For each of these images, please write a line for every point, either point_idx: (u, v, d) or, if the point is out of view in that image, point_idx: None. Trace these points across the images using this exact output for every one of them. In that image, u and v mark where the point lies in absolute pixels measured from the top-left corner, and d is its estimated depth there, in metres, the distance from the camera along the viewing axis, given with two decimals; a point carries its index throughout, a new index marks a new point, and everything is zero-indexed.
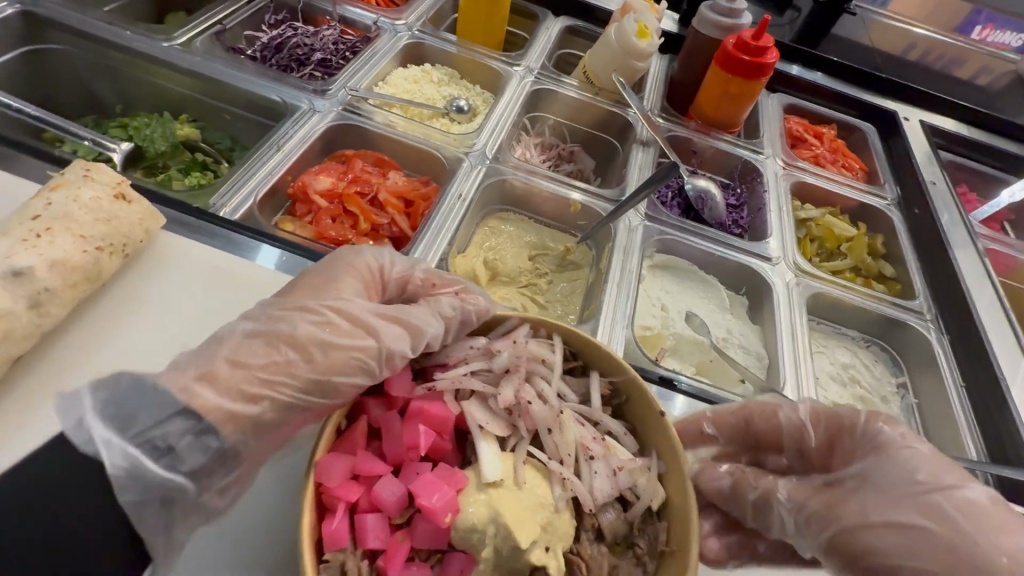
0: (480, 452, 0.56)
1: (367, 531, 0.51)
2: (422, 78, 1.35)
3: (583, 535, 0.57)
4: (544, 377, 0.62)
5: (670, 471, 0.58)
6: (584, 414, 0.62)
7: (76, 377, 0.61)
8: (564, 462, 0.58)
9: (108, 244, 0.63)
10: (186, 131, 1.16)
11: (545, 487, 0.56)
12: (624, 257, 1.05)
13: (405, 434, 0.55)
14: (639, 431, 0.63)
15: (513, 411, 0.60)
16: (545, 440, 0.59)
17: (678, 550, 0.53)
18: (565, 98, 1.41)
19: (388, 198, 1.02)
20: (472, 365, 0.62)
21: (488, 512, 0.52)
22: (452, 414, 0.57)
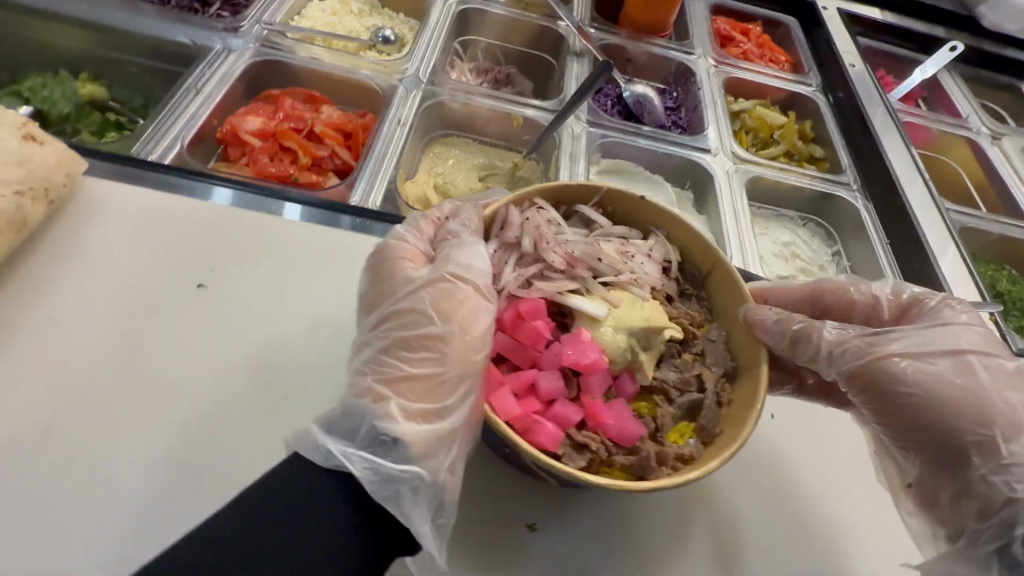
0: (579, 307, 0.63)
1: (566, 414, 0.57)
2: (341, 9, 1.28)
3: (666, 305, 0.68)
4: (556, 228, 0.68)
5: (670, 227, 0.70)
6: (596, 233, 0.70)
7: (26, 329, 0.59)
8: (623, 273, 0.67)
9: (27, 188, 0.60)
10: (91, 90, 1.08)
11: (630, 296, 0.66)
12: (571, 164, 1.07)
13: (523, 338, 0.60)
14: (632, 221, 0.73)
15: (567, 264, 0.66)
16: (601, 267, 0.67)
17: (715, 264, 0.67)
18: (495, 18, 1.37)
19: (324, 129, 0.99)
20: (507, 262, 0.65)
21: (624, 336, 0.62)
22: (540, 299, 0.62)
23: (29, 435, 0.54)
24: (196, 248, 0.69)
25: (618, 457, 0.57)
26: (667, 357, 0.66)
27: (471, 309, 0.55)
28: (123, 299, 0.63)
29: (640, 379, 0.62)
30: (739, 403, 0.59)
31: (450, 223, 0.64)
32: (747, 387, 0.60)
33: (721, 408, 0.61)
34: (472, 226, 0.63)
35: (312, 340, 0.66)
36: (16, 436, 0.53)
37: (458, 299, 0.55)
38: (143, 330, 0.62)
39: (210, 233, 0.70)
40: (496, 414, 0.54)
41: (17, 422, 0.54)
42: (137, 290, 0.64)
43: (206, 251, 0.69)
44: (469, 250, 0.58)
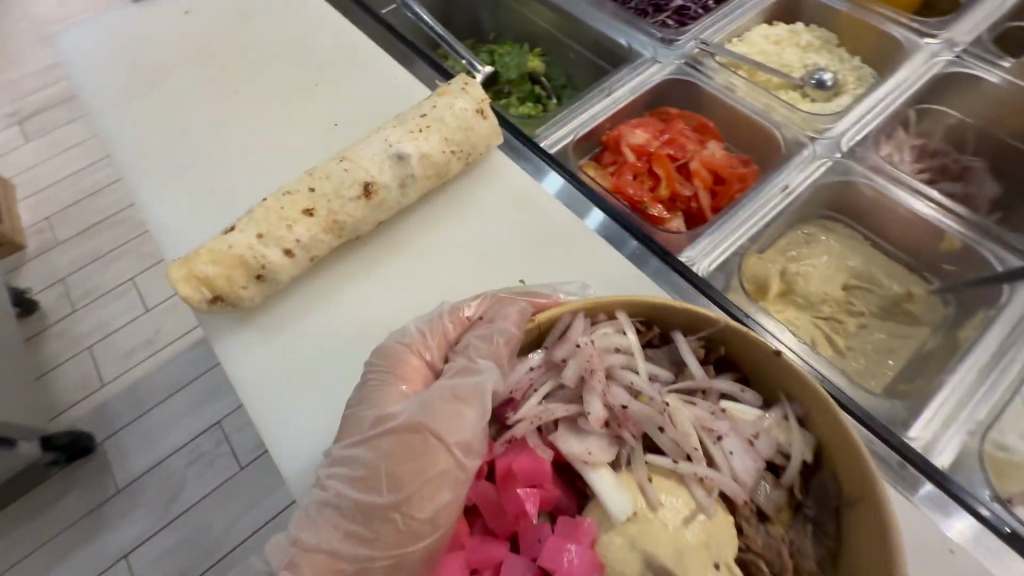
0: (597, 492, 0.48)
1: None
2: (785, 39, 1.14)
3: (752, 527, 0.50)
4: (619, 362, 0.53)
5: (816, 415, 0.50)
6: (689, 383, 0.54)
7: (410, 250, 0.73)
8: (696, 457, 0.49)
9: (459, 150, 0.73)
10: (535, 64, 1.26)
11: (685, 496, 0.48)
12: (1010, 334, 0.72)
13: (507, 502, 0.49)
14: (756, 378, 0.55)
15: (612, 419, 0.51)
16: (660, 439, 0.50)
17: (862, 499, 0.46)
18: (992, 93, 1.00)
19: (699, 168, 0.93)
20: (540, 390, 0.54)
21: (639, 563, 0.46)
22: (545, 457, 0.49)
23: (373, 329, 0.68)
24: (538, 245, 0.74)
25: None
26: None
27: (436, 474, 0.49)
28: (473, 261, 0.73)
29: None
30: None
31: (474, 332, 0.58)
32: None
33: None
34: (495, 341, 0.56)
35: None
36: (365, 328, 0.68)
37: (429, 456, 0.49)
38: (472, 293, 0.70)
39: (555, 235, 0.75)
40: None
41: (372, 317, 0.68)
42: (485, 260, 0.73)
43: (545, 251, 0.74)
44: (475, 378, 0.53)
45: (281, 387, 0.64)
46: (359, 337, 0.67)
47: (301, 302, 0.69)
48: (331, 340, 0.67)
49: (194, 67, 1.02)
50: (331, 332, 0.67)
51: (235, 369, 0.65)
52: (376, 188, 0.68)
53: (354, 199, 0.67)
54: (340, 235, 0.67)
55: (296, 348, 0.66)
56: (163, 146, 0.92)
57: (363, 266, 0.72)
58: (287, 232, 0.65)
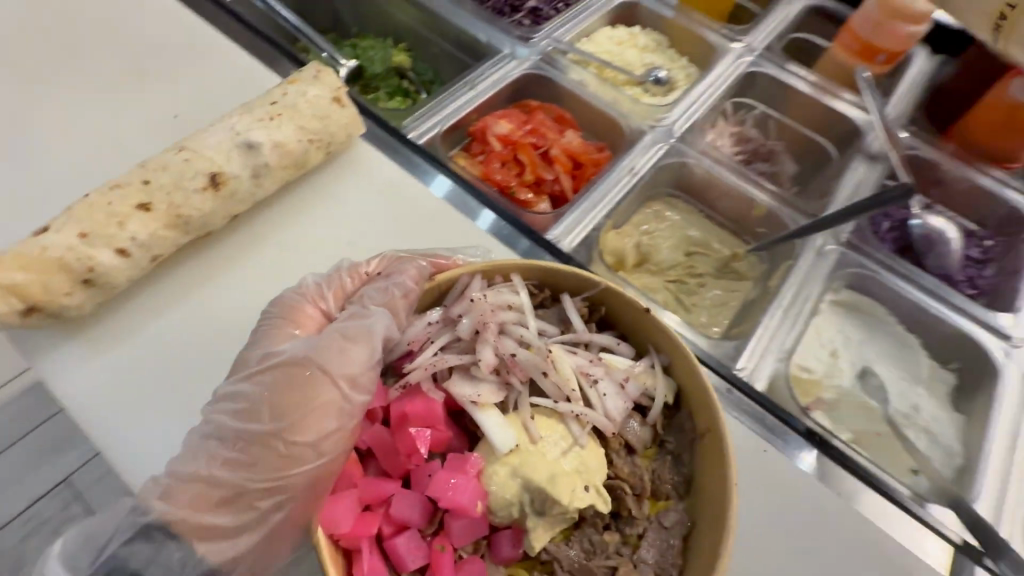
0: (484, 427, 0.54)
1: (402, 551, 0.51)
2: (627, 41, 1.28)
3: (623, 462, 0.58)
4: (512, 318, 0.59)
5: (675, 364, 0.59)
6: (574, 338, 0.61)
7: (270, 245, 0.70)
8: (575, 400, 0.57)
9: (317, 138, 0.71)
10: (400, 58, 1.26)
11: (560, 431, 0.56)
12: (801, 282, 0.90)
13: (400, 442, 0.54)
14: (636, 335, 0.62)
15: (501, 367, 0.58)
16: (543, 384, 0.58)
17: (710, 434, 0.55)
18: (784, 89, 1.22)
19: (559, 154, 1.00)
20: (437, 341, 0.59)
21: (518, 488, 0.53)
22: (438, 400, 0.55)
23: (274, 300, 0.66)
24: (408, 231, 0.74)
25: None
26: (585, 524, 0.55)
27: (326, 403, 0.53)
28: (340, 251, 0.71)
29: (524, 549, 0.54)
30: None
31: (371, 284, 0.63)
32: None
33: None
34: (392, 292, 0.61)
35: None
36: (223, 327, 0.63)
37: (314, 387, 0.54)
38: None
39: (424, 222, 0.76)
40: (323, 526, 0.49)
41: (230, 316, 0.64)
42: (352, 249, 0.72)
43: (416, 236, 0.74)
44: (368, 324, 0.58)
45: (125, 404, 0.57)
46: (217, 338, 0.62)
47: (145, 308, 0.63)
48: (182, 345, 0.61)
49: None
50: (180, 337, 0.62)
51: (68, 391, 0.58)
52: (224, 179, 0.64)
53: (198, 190, 0.62)
54: (186, 231, 0.62)
55: (141, 360, 0.60)
56: None
57: (216, 264, 0.67)
58: (119, 230, 0.59)
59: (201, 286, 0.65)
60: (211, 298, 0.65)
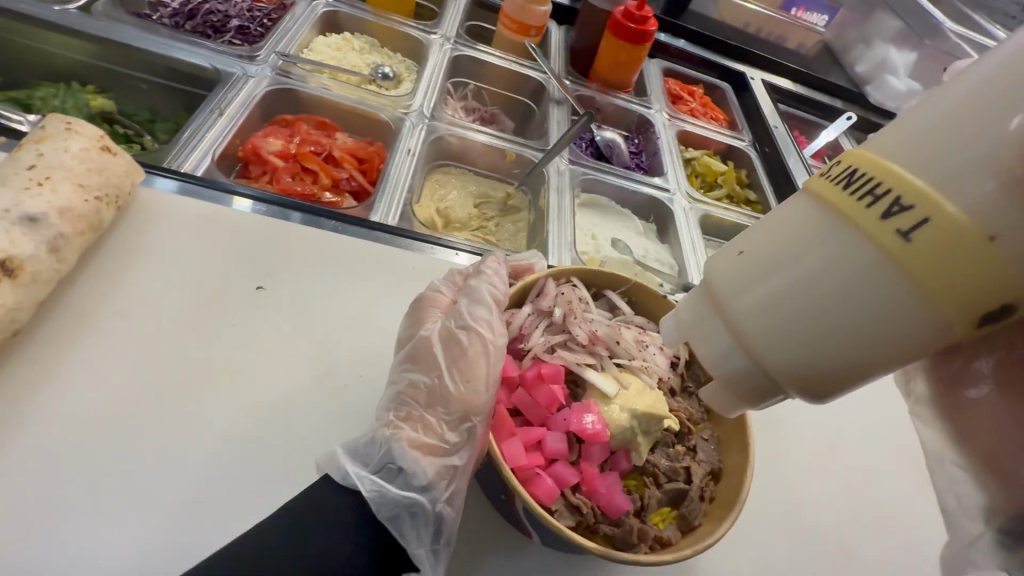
0: (593, 380, 0.59)
1: (564, 475, 0.53)
2: (344, 46, 1.39)
3: (667, 396, 0.66)
4: (584, 306, 0.66)
5: None
6: (621, 319, 0.69)
7: (102, 320, 0.62)
8: (639, 360, 0.64)
9: (103, 194, 0.64)
10: (101, 102, 1.11)
11: (641, 382, 0.62)
12: (558, 196, 1.23)
13: (538, 396, 0.56)
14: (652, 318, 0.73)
15: (592, 343, 0.63)
16: (619, 350, 0.64)
17: None
18: (483, 63, 1.53)
19: (342, 154, 1.08)
20: (538, 326, 0.63)
21: (628, 415, 0.57)
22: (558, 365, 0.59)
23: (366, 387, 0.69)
24: (252, 253, 0.74)
25: (602, 526, 0.52)
26: (659, 443, 0.61)
27: (476, 349, 0.54)
28: (189, 295, 0.67)
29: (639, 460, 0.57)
30: (724, 501, 0.57)
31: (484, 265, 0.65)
32: (733, 485, 0.58)
33: (704, 504, 0.58)
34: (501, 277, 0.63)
35: (362, 335, 0.72)
36: (102, 413, 0.56)
37: (460, 341, 0.54)
38: (211, 324, 0.66)
39: (263, 241, 0.76)
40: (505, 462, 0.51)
41: (102, 401, 0.57)
42: (203, 290, 0.69)
43: (263, 256, 0.74)
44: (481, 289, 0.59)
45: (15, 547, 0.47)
46: (101, 426, 0.56)
47: None
48: (58, 452, 0.53)
49: None
50: (49, 448, 0.53)
51: None
52: (18, 263, 0.54)
53: None
54: None
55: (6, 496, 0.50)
56: None
57: (47, 363, 0.58)
58: None
59: (43, 390, 0.56)
60: (64, 397, 0.56)
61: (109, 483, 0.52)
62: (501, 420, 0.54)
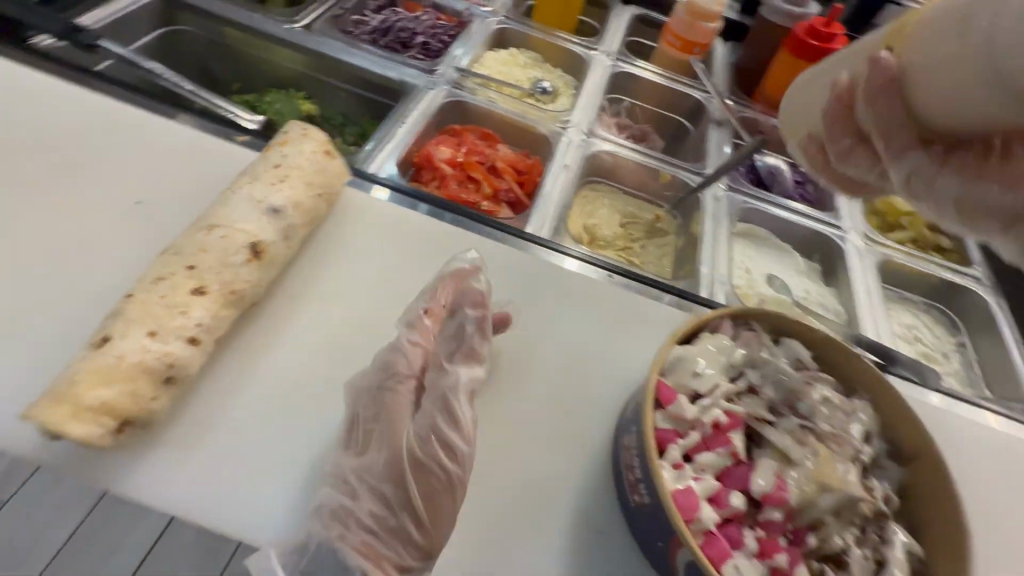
0: (776, 441, 0.54)
1: (738, 538, 0.49)
2: (511, 61, 1.46)
3: (861, 472, 0.57)
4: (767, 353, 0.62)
5: (883, 400, 0.61)
6: (808, 374, 0.62)
7: (311, 301, 0.71)
8: (830, 425, 0.57)
9: (326, 193, 0.73)
10: (309, 107, 1.27)
11: (830, 453, 0.55)
12: (714, 223, 1.16)
13: (716, 446, 0.53)
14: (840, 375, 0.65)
15: (777, 399, 0.58)
16: (803, 409, 0.57)
17: (925, 456, 0.57)
18: (641, 81, 1.50)
19: (505, 165, 1.13)
20: (715, 366, 0.59)
21: (814, 488, 0.51)
22: (739, 418, 0.55)
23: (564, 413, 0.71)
24: (431, 255, 0.80)
25: None
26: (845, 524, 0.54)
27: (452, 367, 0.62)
28: (378, 288, 0.75)
29: (821, 541, 0.51)
30: None
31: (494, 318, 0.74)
32: None
33: None
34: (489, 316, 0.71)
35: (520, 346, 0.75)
36: (309, 385, 0.64)
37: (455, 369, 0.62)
38: (396, 318, 0.73)
39: (439, 244, 0.81)
40: (680, 509, 0.49)
41: (307, 373, 0.65)
42: (389, 284, 0.75)
43: (439, 258, 0.80)
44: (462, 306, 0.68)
45: (245, 490, 0.57)
46: (308, 397, 0.63)
47: (216, 395, 0.61)
48: (274, 415, 0.61)
49: None
50: (268, 410, 0.61)
51: (170, 499, 0.55)
52: (264, 247, 0.64)
53: (244, 263, 0.62)
54: (241, 306, 0.61)
55: (237, 445, 0.59)
56: None
57: (267, 334, 0.67)
58: (184, 318, 0.56)
59: (264, 357, 0.65)
60: (277, 366, 0.65)
61: (312, 450, 0.60)
62: (670, 461, 0.52)
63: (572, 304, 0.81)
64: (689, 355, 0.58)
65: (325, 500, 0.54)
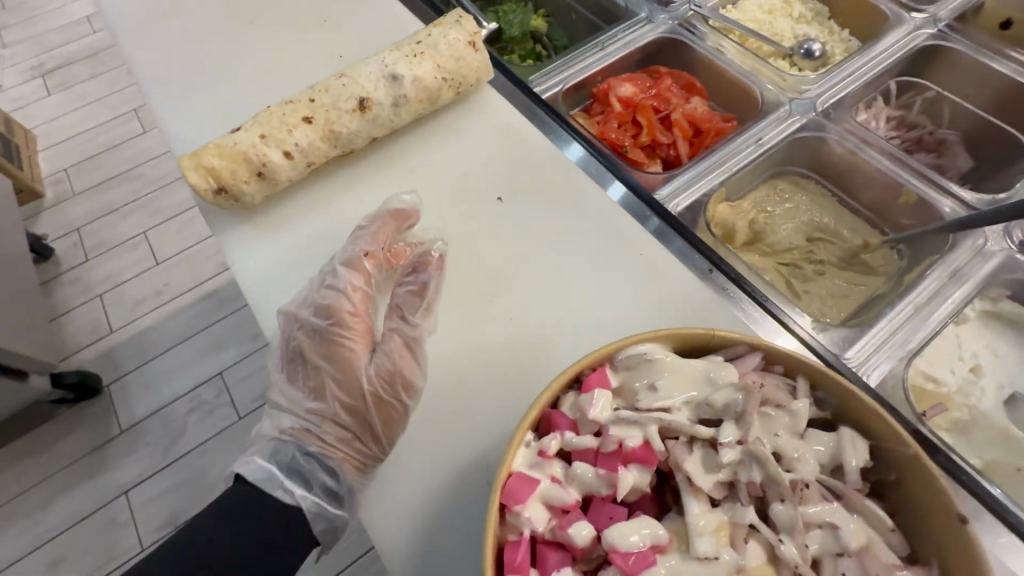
0: (687, 511, 0.39)
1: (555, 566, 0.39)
2: (779, 11, 1.19)
3: None
4: (785, 421, 0.42)
5: None
6: (834, 484, 0.41)
7: (400, 168, 0.79)
8: (803, 554, 0.38)
9: (450, 78, 0.78)
10: (538, 23, 1.31)
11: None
12: (947, 282, 0.77)
13: (602, 466, 0.41)
14: (913, 522, 0.40)
15: (739, 481, 0.41)
16: (776, 512, 0.39)
17: None
18: (977, 69, 1.03)
19: (680, 119, 0.98)
20: (676, 393, 0.43)
21: None
22: (655, 458, 0.41)
23: (548, 363, 0.66)
24: (517, 170, 0.79)
25: None
26: None
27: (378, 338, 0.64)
28: (455, 180, 0.79)
29: None
30: None
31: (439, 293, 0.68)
32: None
33: None
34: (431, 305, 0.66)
35: (545, 288, 0.71)
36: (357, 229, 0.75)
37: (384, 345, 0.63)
38: (456, 211, 0.76)
39: (533, 164, 0.80)
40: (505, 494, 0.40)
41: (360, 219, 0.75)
42: (467, 180, 0.79)
43: (524, 177, 0.79)
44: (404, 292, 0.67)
45: (278, 280, 0.71)
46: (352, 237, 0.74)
47: (298, 207, 0.76)
48: (322, 239, 0.74)
49: (214, 0, 1.05)
50: (321, 233, 0.74)
51: (233, 259, 0.73)
52: (370, 104, 0.74)
53: (348, 111, 0.73)
54: (335, 145, 0.73)
55: (287, 246, 0.73)
56: (173, 65, 0.96)
57: (353, 178, 0.79)
58: (288, 136, 0.71)
59: (342, 195, 0.77)
60: (345, 206, 0.77)
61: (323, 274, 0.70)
62: (540, 446, 0.42)
63: (632, 276, 0.71)
64: (663, 363, 0.44)
65: (310, 312, 0.65)
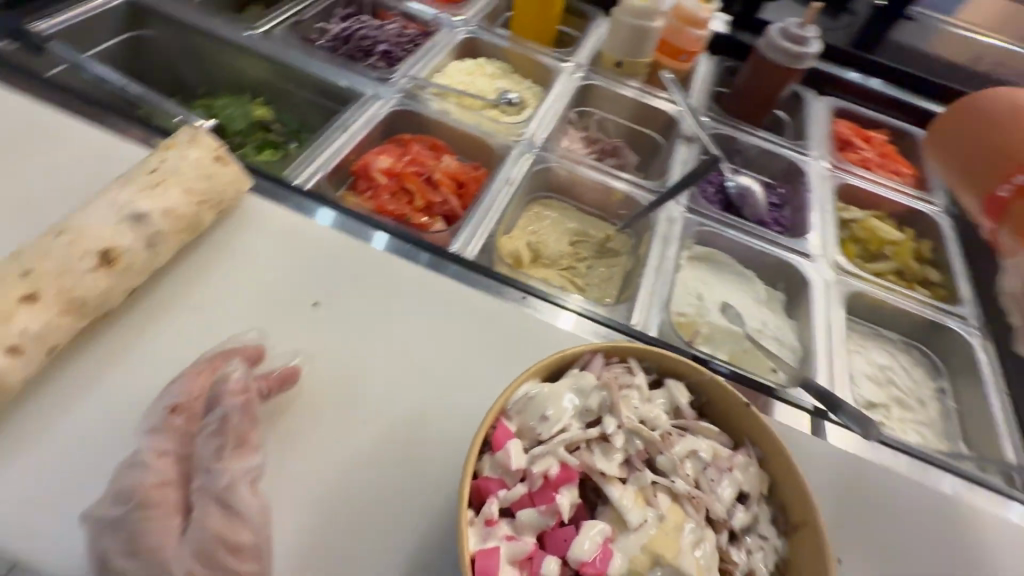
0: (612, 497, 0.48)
1: None
2: (476, 71, 1.42)
3: (723, 539, 0.51)
4: (637, 395, 0.55)
5: (771, 456, 0.54)
6: (682, 423, 0.56)
7: (179, 310, 0.69)
8: (688, 482, 0.51)
9: (205, 198, 0.71)
10: (262, 112, 1.27)
11: (680, 514, 0.49)
12: (662, 246, 1.08)
13: (539, 501, 0.47)
14: (729, 422, 0.58)
15: (632, 454, 0.52)
16: (661, 462, 0.52)
17: (807, 525, 0.50)
18: (616, 96, 1.45)
19: (442, 177, 1.10)
20: (563, 412, 0.51)
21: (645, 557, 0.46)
22: (572, 472, 0.49)
23: (427, 438, 0.67)
24: (318, 268, 0.77)
25: None
26: None
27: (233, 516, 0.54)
28: (252, 300, 0.72)
29: None
30: None
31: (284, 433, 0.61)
32: None
33: None
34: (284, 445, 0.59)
35: (395, 370, 0.71)
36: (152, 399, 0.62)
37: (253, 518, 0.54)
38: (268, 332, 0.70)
39: (332, 257, 0.79)
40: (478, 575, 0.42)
41: (150, 386, 0.63)
42: (267, 296, 0.73)
43: (326, 272, 0.77)
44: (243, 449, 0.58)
45: (59, 507, 0.54)
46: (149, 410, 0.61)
47: (53, 406, 0.59)
48: (106, 429, 0.59)
49: None
50: (101, 423, 0.60)
51: None
52: (117, 254, 0.62)
53: (90, 270, 0.60)
54: (83, 315, 0.59)
55: (55, 460, 0.57)
56: None
57: (120, 343, 0.65)
58: (6, 326, 0.54)
59: (114, 367, 0.63)
60: (123, 379, 0.63)
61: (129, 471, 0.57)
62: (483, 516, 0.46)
63: (466, 326, 0.77)
64: (543, 395, 0.52)
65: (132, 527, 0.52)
